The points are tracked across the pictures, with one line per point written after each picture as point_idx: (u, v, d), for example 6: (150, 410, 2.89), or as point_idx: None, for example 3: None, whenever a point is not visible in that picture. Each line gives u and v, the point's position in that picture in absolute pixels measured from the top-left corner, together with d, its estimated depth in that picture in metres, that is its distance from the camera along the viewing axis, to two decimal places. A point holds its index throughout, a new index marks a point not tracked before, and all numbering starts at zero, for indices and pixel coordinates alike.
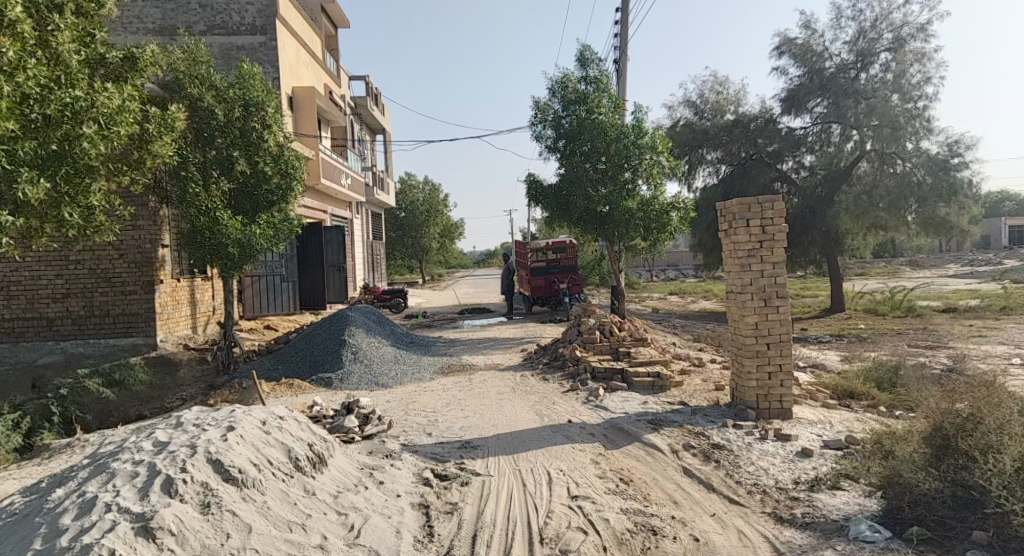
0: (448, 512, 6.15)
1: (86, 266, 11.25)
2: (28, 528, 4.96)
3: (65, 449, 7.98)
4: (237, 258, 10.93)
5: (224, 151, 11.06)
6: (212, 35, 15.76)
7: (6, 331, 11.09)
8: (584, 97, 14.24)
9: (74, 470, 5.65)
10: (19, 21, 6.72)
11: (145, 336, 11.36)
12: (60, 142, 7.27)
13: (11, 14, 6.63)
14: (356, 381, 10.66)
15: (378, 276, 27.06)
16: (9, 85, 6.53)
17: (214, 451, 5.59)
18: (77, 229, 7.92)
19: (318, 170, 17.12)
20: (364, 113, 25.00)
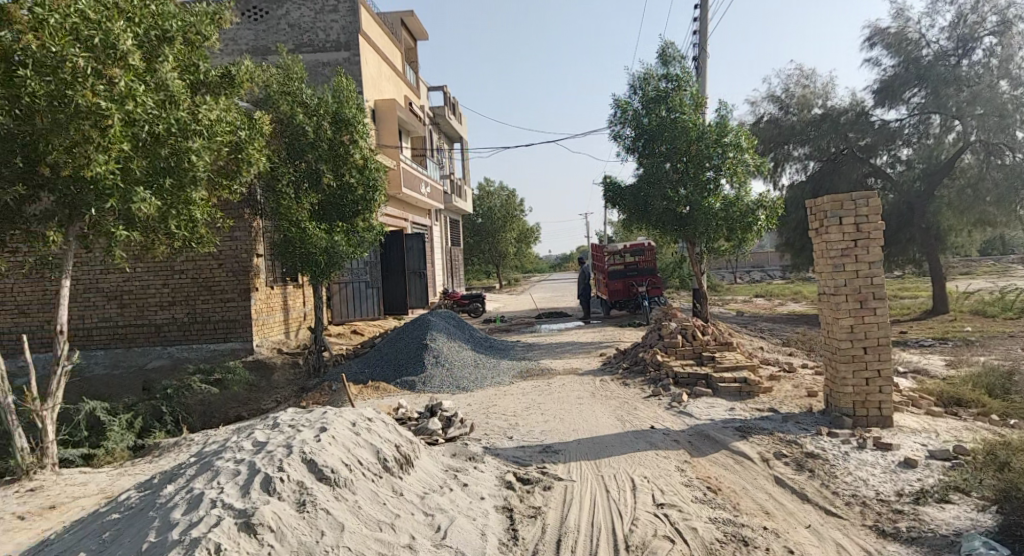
0: (532, 516, 6.17)
1: (190, 275, 11.89)
2: (142, 521, 5.28)
3: (173, 448, 8.47)
4: (325, 266, 11.34)
5: (313, 164, 11.52)
6: (300, 53, 16.42)
7: (120, 337, 11.81)
8: (664, 95, 14.07)
9: (183, 467, 5.98)
10: (130, 53, 7.18)
11: (243, 341, 11.92)
12: (168, 157, 7.76)
13: (123, 46, 7.10)
14: (438, 385, 10.86)
15: (457, 282, 27.42)
16: (120, 112, 7.03)
17: (308, 451, 5.80)
18: (181, 240, 8.40)
19: (399, 180, 17.52)
20: (442, 122, 25.45)
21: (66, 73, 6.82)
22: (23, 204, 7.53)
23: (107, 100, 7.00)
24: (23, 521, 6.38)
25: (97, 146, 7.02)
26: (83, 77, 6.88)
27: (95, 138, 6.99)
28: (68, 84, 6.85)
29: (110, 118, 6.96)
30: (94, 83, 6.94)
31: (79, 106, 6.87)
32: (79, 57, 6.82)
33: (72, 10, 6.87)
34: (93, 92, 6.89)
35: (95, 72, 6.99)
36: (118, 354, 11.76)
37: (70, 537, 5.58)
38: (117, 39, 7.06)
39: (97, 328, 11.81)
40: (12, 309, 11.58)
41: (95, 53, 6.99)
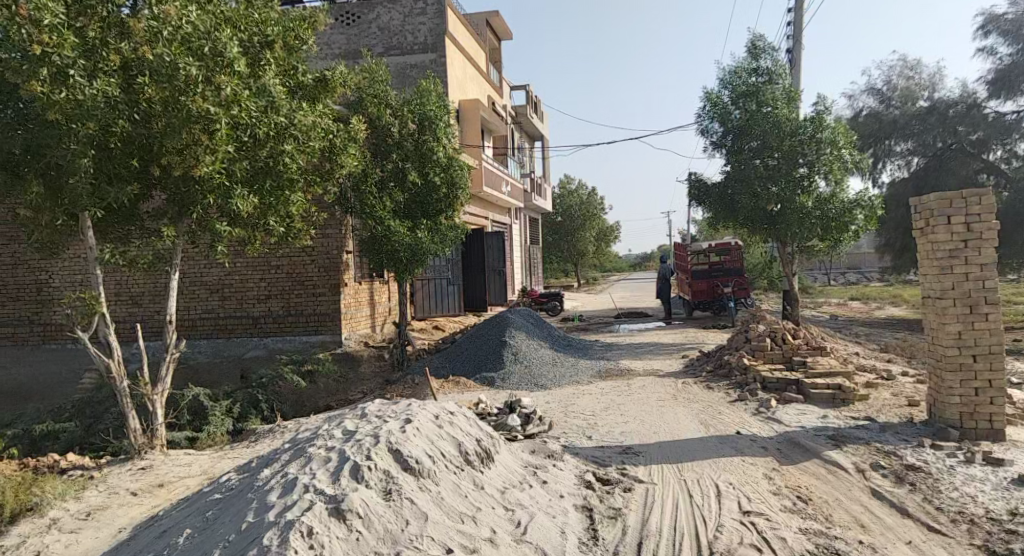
0: (613, 517, 6.12)
1: (285, 270, 12.38)
2: (242, 502, 5.54)
3: (267, 434, 8.87)
4: (410, 263, 11.61)
5: (399, 164, 11.78)
6: (389, 55, 16.82)
7: (220, 328, 12.40)
8: (756, 89, 13.66)
9: (278, 453, 6.25)
10: (236, 59, 7.50)
11: (332, 334, 12.35)
12: (267, 159, 8.17)
13: (229, 54, 7.42)
14: (517, 382, 10.92)
15: (535, 280, 27.49)
16: (226, 116, 7.40)
17: (394, 441, 5.95)
18: (277, 235, 8.80)
19: (481, 178, 17.69)
20: (524, 121, 25.58)
21: (180, 80, 7.16)
22: (138, 202, 8.06)
23: (215, 105, 7.36)
24: (135, 498, 6.81)
25: (205, 147, 7.45)
26: (194, 84, 7.23)
27: (204, 141, 7.39)
28: (181, 90, 7.21)
29: (217, 123, 7.35)
30: (204, 89, 7.30)
31: (189, 110, 7.22)
32: (190, 64, 7.14)
33: (183, 20, 7.24)
34: (203, 98, 7.24)
35: (205, 79, 7.33)
36: (218, 344, 12.38)
37: (177, 514, 5.92)
38: (224, 47, 7.40)
39: (199, 319, 12.43)
40: (126, 299, 12.37)
41: (205, 61, 7.35)
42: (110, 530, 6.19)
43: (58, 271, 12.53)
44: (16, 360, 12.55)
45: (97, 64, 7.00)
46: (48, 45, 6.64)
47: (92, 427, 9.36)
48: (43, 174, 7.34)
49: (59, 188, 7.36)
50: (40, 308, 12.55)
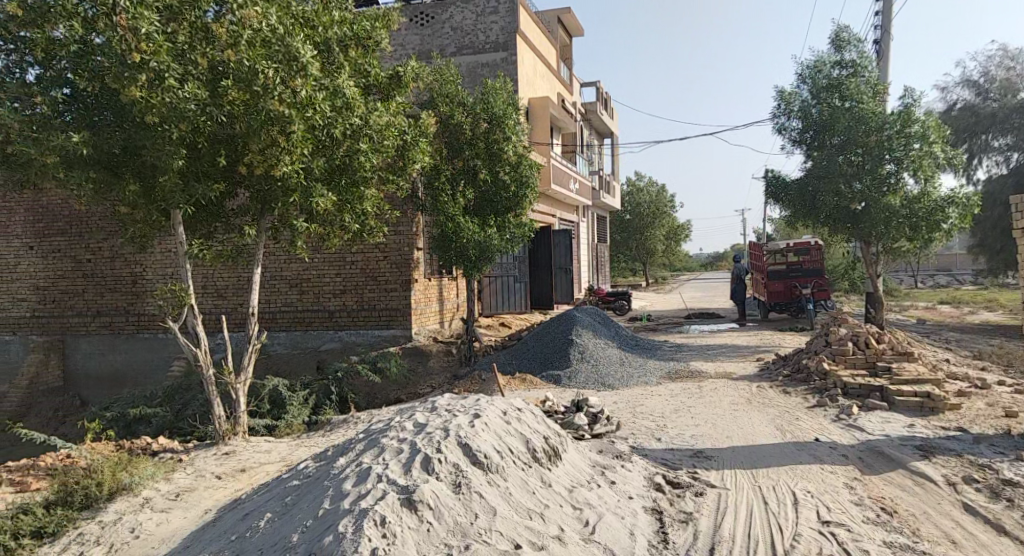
0: (683, 521, 6.00)
1: (359, 266, 12.67)
2: (318, 489, 5.68)
3: (342, 425, 9.10)
4: (476, 260, 11.69)
5: (469, 162, 11.93)
6: (461, 55, 16.96)
7: (298, 322, 12.79)
8: (838, 83, 13.17)
9: (353, 442, 6.39)
10: (309, 64, 7.61)
11: (403, 328, 12.54)
12: (343, 157, 8.39)
13: (303, 58, 7.54)
14: (584, 380, 10.85)
15: (602, 279, 27.24)
16: (301, 119, 7.62)
17: (464, 435, 6.00)
18: (353, 231, 9.01)
19: (549, 176, 17.63)
20: (595, 118, 25.37)
21: (258, 84, 7.37)
22: (224, 199, 8.44)
23: (290, 106, 7.55)
24: (219, 481, 7.09)
25: (283, 148, 7.70)
26: (272, 86, 7.40)
27: (282, 142, 7.64)
28: (260, 93, 7.42)
29: (292, 124, 7.56)
30: (281, 91, 7.48)
31: (268, 113, 7.45)
32: (269, 69, 7.37)
33: (263, 24, 7.48)
34: (279, 100, 7.44)
35: (283, 82, 7.52)
36: (296, 336, 12.77)
37: (258, 498, 6.14)
38: (299, 50, 7.52)
39: (279, 312, 12.85)
40: (212, 292, 12.91)
41: (282, 65, 7.53)
42: (197, 510, 6.47)
43: (151, 265, 13.17)
44: (112, 348, 13.24)
45: (187, 68, 7.32)
46: (146, 52, 6.98)
47: (180, 413, 9.82)
48: (139, 173, 7.74)
49: (152, 186, 7.74)
50: (135, 299, 13.21)
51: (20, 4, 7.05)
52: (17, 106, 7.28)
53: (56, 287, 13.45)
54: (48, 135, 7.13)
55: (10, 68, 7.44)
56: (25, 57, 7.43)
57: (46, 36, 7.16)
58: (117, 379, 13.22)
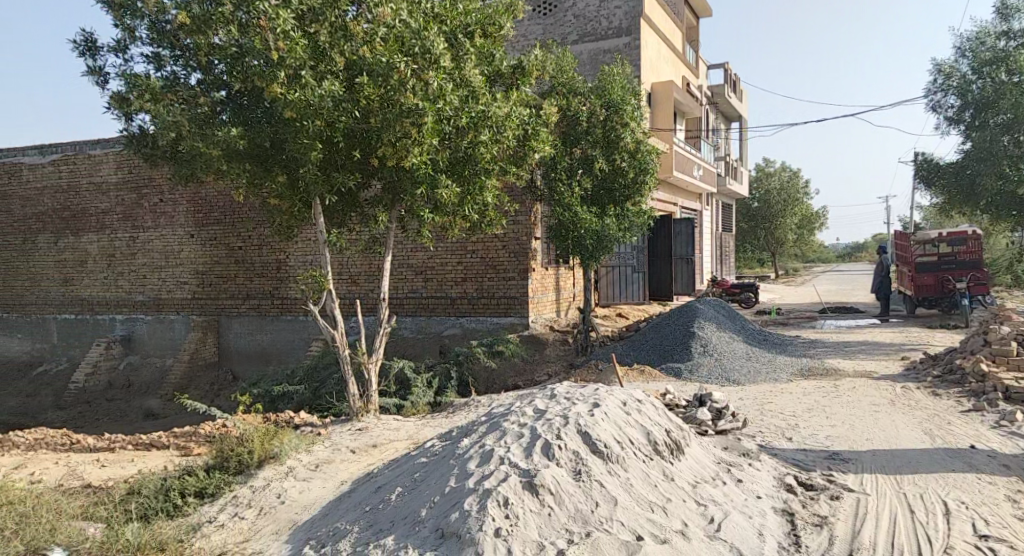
0: (818, 525, 5.65)
1: (479, 255, 12.86)
2: (444, 468, 5.82)
3: (464, 408, 9.31)
4: (594, 249, 11.57)
5: (588, 151, 11.82)
6: (583, 43, 16.81)
7: (422, 308, 13.21)
8: (1004, 56, 11.99)
9: (477, 424, 6.51)
10: (441, 55, 7.86)
11: (521, 317, 12.60)
12: (467, 149, 8.48)
13: (437, 51, 7.80)
14: (706, 374, 10.50)
15: (726, 269, 26.26)
16: (433, 110, 7.75)
17: (584, 423, 5.95)
18: (474, 221, 9.12)
19: (671, 163, 17.14)
20: (721, 102, 24.41)
21: (393, 79, 7.61)
22: (359, 191, 8.81)
23: (422, 99, 7.73)
24: (354, 455, 7.45)
25: (414, 140, 7.85)
26: (405, 81, 7.64)
27: (414, 134, 7.79)
28: (395, 87, 7.66)
29: (425, 117, 7.71)
30: (414, 85, 7.69)
31: (403, 106, 7.66)
32: (402, 64, 7.62)
33: (396, 21, 7.80)
34: (412, 94, 7.65)
35: (415, 75, 7.75)
36: (420, 322, 13.19)
37: (390, 472, 6.38)
38: (432, 45, 7.80)
39: (405, 298, 13.32)
40: (347, 278, 13.58)
41: (417, 58, 7.78)
42: (335, 481, 6.82)
43: (294, 252, 13.95)
44: (260, 328, 14.20)
45: (326, 68, 7.70)
46: (283, 51, 7.35)
47: (318, 390, 10.41)
48: (286, 166, 8.20)
49: (297, 178, 8.20)
50: (279, 284, 14.05)
51: (188, 12, 7.68)
52: (183, 106, 7.90)
53: (213, 272, 14.59)
54: (211, 131, 7.70)
55: (177, 73, 8.12)
56: (190, 62, 8.07)
57: (207, 41, 7.75)
58: (263, 357, 14.17)
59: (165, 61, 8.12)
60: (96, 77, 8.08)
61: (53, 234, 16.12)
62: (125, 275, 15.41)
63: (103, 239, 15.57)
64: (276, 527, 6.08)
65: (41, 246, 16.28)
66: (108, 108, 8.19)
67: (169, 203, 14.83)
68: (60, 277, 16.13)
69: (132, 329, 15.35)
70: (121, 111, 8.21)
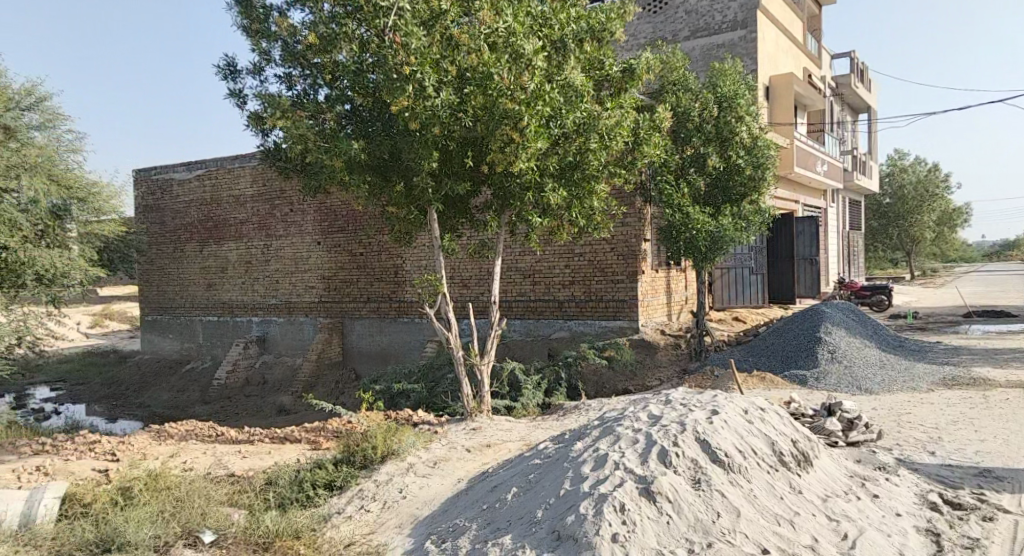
0: (968, 547, 5.22)
1: (587, 258, 12.77)
2: (559, 470, 5.82)
3: (576, 411, 9.29)
4: (708, 251, 11.20)
5: (700, 149, 11.48)
6: (695, 39, 16.46)
7: (530, 311, 13.30)
8: None
9: (590, 428, 6.46)
10: (534, 59, 7.89)
11: (630, 320, 12.37)
12: (576, 154, 8.46)
13: (528, 55, 7.84)
14: (834, 383, 9.93)
15: (855, 271, 24.78)
16: (530, 114, 7.75)
17: (702, 431, 5.75)
18: (580, 226, 9.09)
19: (791, 159, 16.38)
20: (848, 93, 23.08)
21: (492, 88, 7.76)
22: (470, 197, 8.97)
23: (520, 104, 7.79)
24: (469, 453, 7.59)
25: (520, 145, 7.87)
26: (505, 88, 7.78)
27: (517, 138, 7.80)
28: (494, 95, 7.79)
29: (525, 120, 7.74)
30: (510, 92, 7.80)
31: (502, 111, 7.77)
32: (501, 71, 7.74)
33: (501, 26, 7.84)
34: (509, 100, 7.75)
35: (513, 81, 7.85)
36: (530, 324, 13.28)
37: (505, 472, 6.45)
38: (521, 49, 7.84)
39: (514, 301, 13.46)
40: (458, 282, 13.88)
41: (509, 65, 7.84)
42: (452, 479, 6.97)
43: (410, 257, 14.40)
44: (379, 330, 14.75)
45: (442, 77, 7.85)
46: (413, 64, 7.58)
47: (433, 389, 10.71)
48: (403, 175, 8.49)
49: (413, 187, 8.46)
50: (397, 288, 14.54)
51: (316, 33, 8.14)
52: (312, 122, 8.33)
53: (337, 277, 15.31)
54: (336, 144, 8.08)
55: (306, 91, 8.60)
56: (318, 80, 8.53)
57: (333, 59, 8.14)
58: (382, 357, 14.71)
59: (296, 80, 8.62)
60: (237, 98, 8.69)
61: (199, 243, 17.47)
62: (260, 280, 16.44)
63: (241, 247, 16.71)
64: (399, 521, 6.29)
65: (188, 254, 17.70)
66: (247, 126, 8.78)
67: (297, 213, 15.71)
68: (204, 283, 17.46)
69: (267, 329, 16.37)
70: (257, 129, 8.80)
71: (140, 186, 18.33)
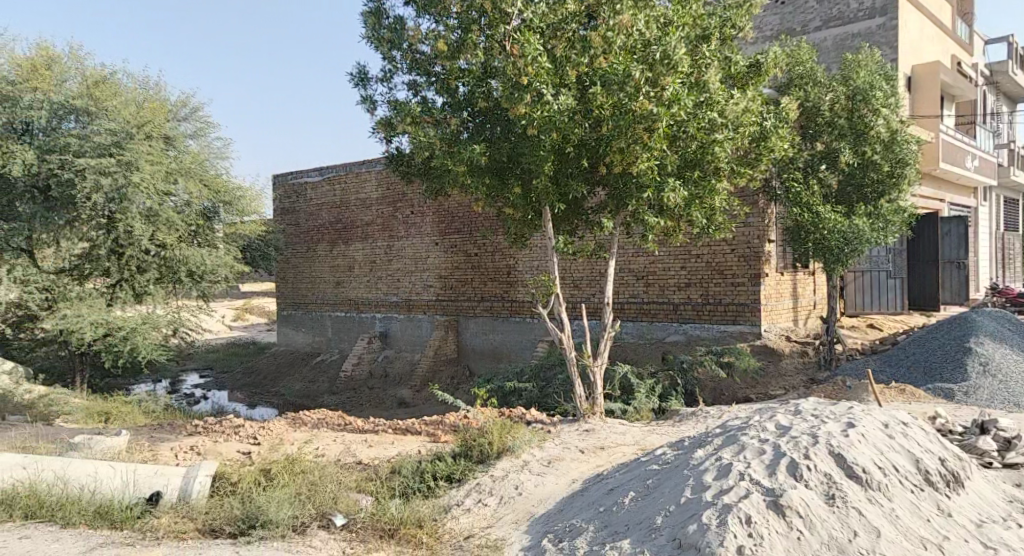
0: None
1: (705, 259, 12.40)
2: (679, 477, 5.67)
3: (692, 417, 9.05)
4: (843, 250, 10.47)
5: (831, 144, 10.86)
6: (827, 29, 15.65)
7: (644, 313, 13.08)
8: None
9: (711, 436, 6.26)
10: (681, 61, 7.75)
11: (751, 325, 11.87)
12: (697, 151, 8.19)
13: (676, 56, 7.70)
14: (985, 398, 9.13)
15: (1010, 275, 22.62)
16: (667, 115, 7.64)
17: (836, 445, 5.43)
18: (699, 227, 8.78)
19: (936, 154, 15.17)
20: (1005, 80, 21.06)
21: (630, 86, 7.64)
22: (584, 198, 8.93)
23: (657, 105, 7.68)
24: (583, 455, 7.55)
25: (644, 145, 7.82)
26: (640, 87, 7.67)
27: (646, 139, 7.75)
28: (630, 94, 7.69)
29: (661, 121, 7.62)
30: (647, 91, 7.69)
31: (635, 112, 7.66)
32: (638, 72, 7.61)
33: (636, 30, 7.86)
34: (647, 101, 7.62)
35: (650, 81, 7.76)
36: (643, 327, 13.07)
37: (621, 476, 6.37)
38: (671, 49, 7.71)
39: (627, 303, 13.30)
40: (571, 283, 13.88)
41: (654, 64, 7.76)
42: (567, 479, 6.97)
43: (523, 258, 14.50)
44: (492, 328, 14.96)
45: (562, 79, 7.91)
46: (531, 75, 7.66)
47: (545, 389, 10.75)
48: (522, 178, 8.59)
49: (530, 189, 8.56)
50: (509, 288, 14.68)
51: (445, 41, 8.36)
52: (436, 126, 8.56)
53: (454, 276, 15.67)
54: (459, 148, 8.25)
55: (429, 99, 8.84)
56: (438, 87, 8.75)
57: (456, 66, 8.39)
58: (495, 355, 14.90)
59: (421, 87, 8.90)
60: (368, 106, 9.08)
61: (329, 243, 18.40)
62: (384, 278, 17.11)
63: (367, 247, 17.46)
64: (516, 518, 6.35)
65: (319, 254, 18.71)
66: (376, 131, 9.15)
67: (418, 215, 16.23)
68: (333, 280, 18.38)
69: (388, 326, 17.01)
70: (384, 134, 9.14)
71: (278, 189, 19.56)
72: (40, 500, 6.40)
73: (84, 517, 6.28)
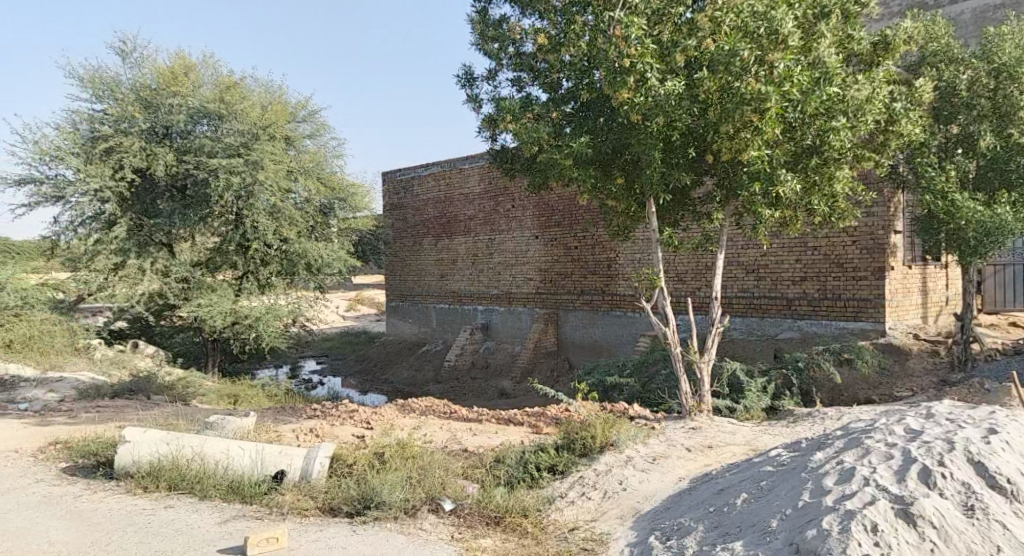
0: None
1: (823, 251, 11.74)
2: (795, 480, 5.41)
3: (807, 418, 8.62)
4: (982, 240, 9.60)
5: (969, 127, 10.00)
6: (963, 1, 14.49)
7: (754, 308, 12.58)
8: None
9: (831, 438, 5.93)
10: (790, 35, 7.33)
11: (874, 322, 11.16)
12: (816, 139, 7.74)
13: (786, 30, 7.30)
14: None
15: None
16: (778, 93, 7.27)
17: (976, 452, 5.00)
18: (818, 217, 8.32)
19: None
20: None
21: (736, 65, 7.38)
22: (691, 188, 8.66)
23: (767, 84, 7.34)
24: (690, 453, 7.34)
25: (755, 129, 7.50)
26: (748, 66, 7.41)
27: (757, 120, 7.41)
28: (737, 74, 7.45)
29: (769, 101, 7.27)
30: (757, 70, 7.44)
31: (745, 94, 7.37)
32: (745, 51, 7.30)
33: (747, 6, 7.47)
34: (756, 81, 7.35)
35: (761, 58, 7.47)
36: (754, 322, 12.57)
37: (731, 476, 6.14)
38: (781, 23, 7.29)
39: (736, 297, 12.84)
40: (675, 276, 13.56)
41: (762, 40, 7.40)
42: (673, 477, 6.80)
43: (625, 251, 14.26)
44: (593, 322, 14.83)
45: (669, 65, 7.72)
46: (635, 57, 7.48)
47: (648, 385, 10.56)
48: (625, 169, 8.48)
49: (634, 180, 8.47)
50: (609, 281, 14.50)
51: (546, 37, 8.43)
52: (540, 120, 8.52)
53: (554, 269, 15.63)
54: (563, 140, 8.20)
55: (532, 94, 8.83)
56: (542, 81, 8.74)
57: (558, 60, 8.39)
58: (595, 349, 14.77)
59: (524, 82, 8.91)
60: (474, 103, 9.19)
61: (435, 237, 18.80)
62: (486, 271, 17.30)
63: (470, 241, 17.71)
64: (620, 513, 6.25)
65: (425, 247, 19.16)
66: (482, 128, 9.24)
67: (519, 207, 16.28)
68: (438, 273, 18.77)
69: (490, 318, 17.19)
70: (490, 130, 9.21)
71: (387, 185, 20.20)
72: (181, 474, 6.96)
73: (218, 491, 6.75)
